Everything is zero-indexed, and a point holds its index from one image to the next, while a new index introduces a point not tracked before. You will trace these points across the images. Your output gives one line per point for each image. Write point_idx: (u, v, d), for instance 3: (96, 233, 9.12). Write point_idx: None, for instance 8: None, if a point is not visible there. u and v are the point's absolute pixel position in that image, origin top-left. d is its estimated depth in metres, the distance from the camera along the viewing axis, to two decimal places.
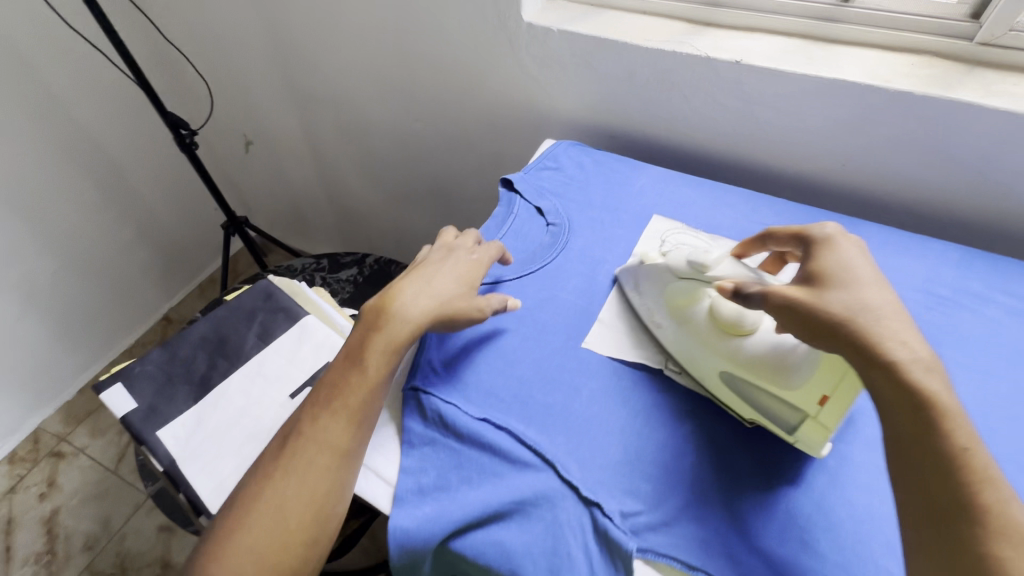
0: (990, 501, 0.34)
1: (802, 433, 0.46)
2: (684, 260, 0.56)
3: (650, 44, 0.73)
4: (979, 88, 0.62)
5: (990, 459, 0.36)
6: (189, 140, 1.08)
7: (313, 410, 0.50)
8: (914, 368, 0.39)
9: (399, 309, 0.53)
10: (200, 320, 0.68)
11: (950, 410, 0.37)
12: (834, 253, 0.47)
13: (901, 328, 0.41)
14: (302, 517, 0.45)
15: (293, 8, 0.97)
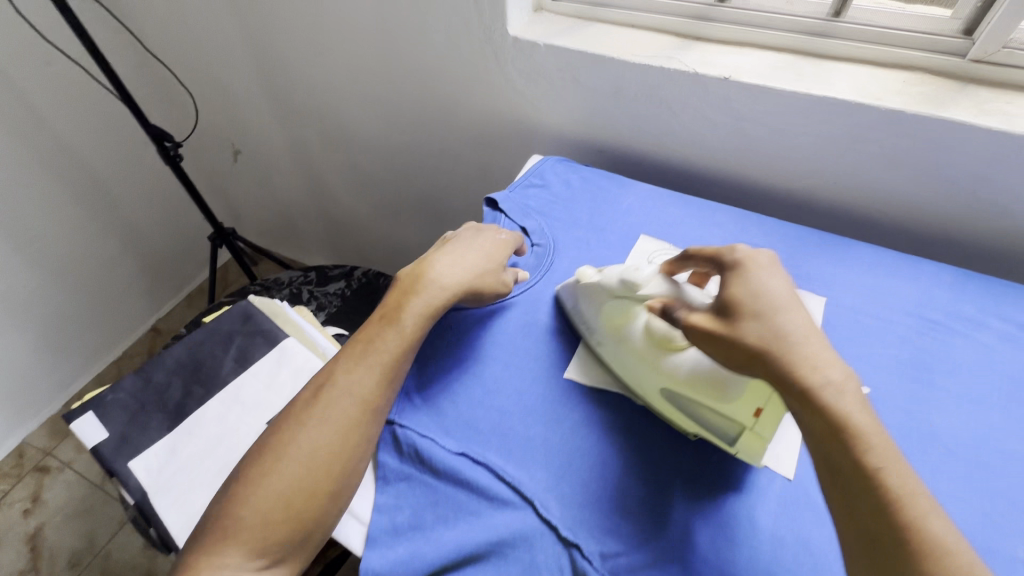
0: (913, 520, 0.35)
1: (742, 443, 0.46)
2: (615, 277, 0.55)
3: (637, 59, 0.71)
4: (971, 106, 0.61)
5: (909, 473, 0.37)
6: (173, 152, 1.06)
7: (345, 365, 0.51)
8: (827, 393, 0.40)
9: (435, 277, 0.56)
10: (176, 344, 0.66)
11: (865, 429, 0.38)
12: (751, 271, 0.47)
13: (813, 350, 0.42)
14: (331, 467, 0.46)
15: (277, 20, 0.95)
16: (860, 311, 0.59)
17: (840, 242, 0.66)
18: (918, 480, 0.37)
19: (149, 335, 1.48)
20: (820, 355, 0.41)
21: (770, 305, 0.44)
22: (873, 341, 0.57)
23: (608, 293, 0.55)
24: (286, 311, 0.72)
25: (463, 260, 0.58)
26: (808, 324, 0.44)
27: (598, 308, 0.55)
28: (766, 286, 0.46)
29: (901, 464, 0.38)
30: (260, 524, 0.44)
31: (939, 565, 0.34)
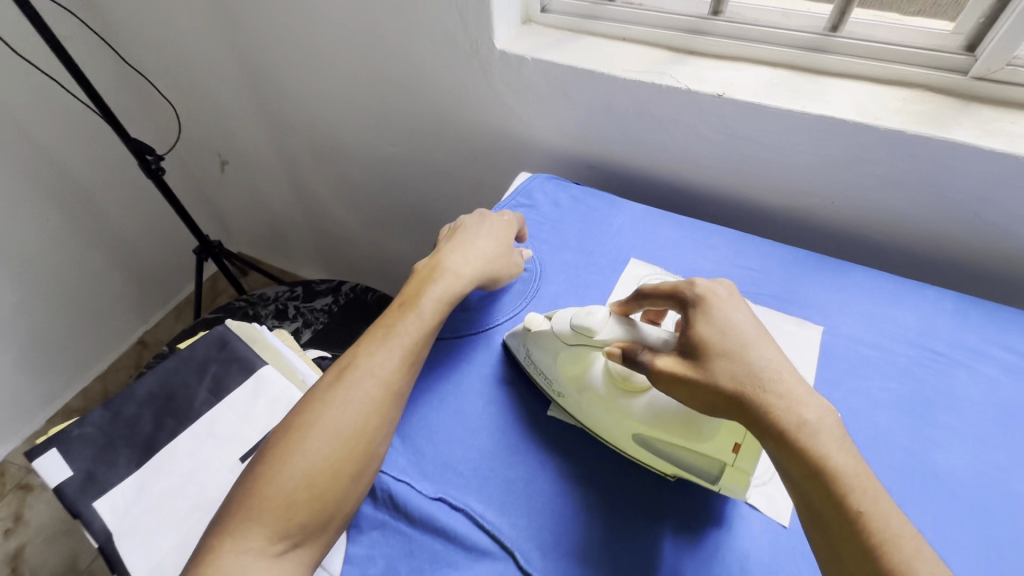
0: (899, 567, 0.33)
1: (726, 482, 0.44)
2: (566, 322, 0.50)
3: (627, 74, 0.69)
4: (974, 127, 0.58)
5: (891, 514, 0.35)
6: (156, 165, 1.03)
7: (367, 346, 0.50)
8: (803, 434, 0.38)
9: (451, 268, 0.57)
10: (147, 374, 0.63)
11: (843, 470, 0.36)
12: (711, 308, 0.44)
13: (787, 386, 0.40)
14: (356, 449, 0.45)
15: (260, 30, 0.92)
16: (858, 341, 0.57)
17: (838, 266, 0.64)
18: (901, 520, 0.35)
19: (136, 348, 1.45)
20: (796, 392, 0.39)
21: (739, 341, 0.42)
22: (871, 374, 0.54)
23: (562, 340, 0.50)
24: (265, 337, 0.70)
25: (476, 250, 0.59)
26: (779, 358, 0.42)
27: (553, 356, 0.51)
28: (731, 321, 0.43)
29: (883, 504, 0.36)
30: (285, 505, 0.42)
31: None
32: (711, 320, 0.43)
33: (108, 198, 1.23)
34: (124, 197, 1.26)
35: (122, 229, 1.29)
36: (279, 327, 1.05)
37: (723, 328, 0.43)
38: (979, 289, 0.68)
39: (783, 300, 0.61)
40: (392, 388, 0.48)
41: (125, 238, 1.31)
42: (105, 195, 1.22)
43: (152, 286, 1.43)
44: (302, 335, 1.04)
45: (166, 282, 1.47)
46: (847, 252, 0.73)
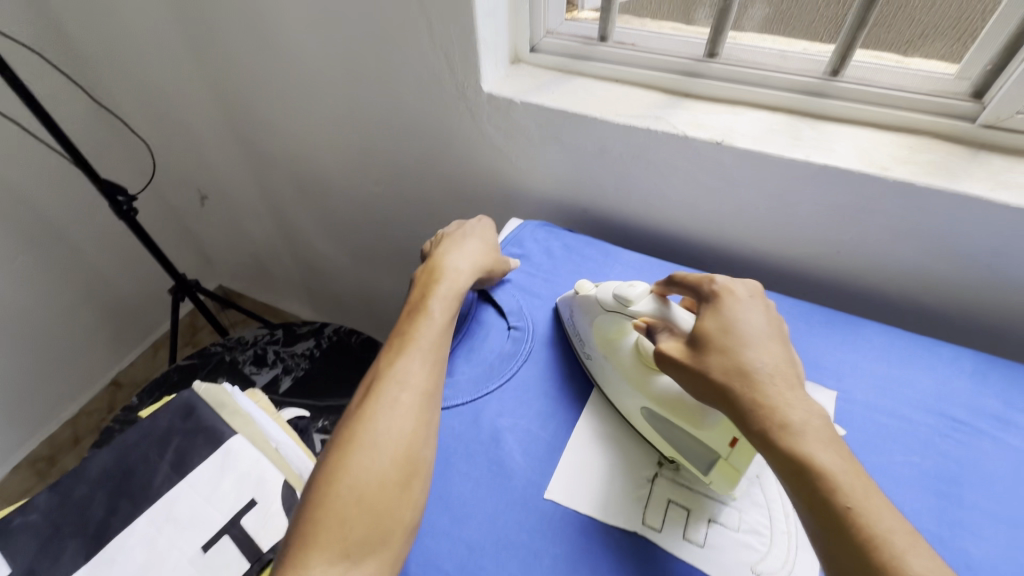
0: (887, 562, 0.32)
1: (716, 473, 0.45)
2: (609, 292, 0.54)
3: (620, 119, 0.65)
4: (986, 178, 0.55)
5: (883, 513, 0.34)
6: (128, 206, 0.98)
7: (388, 358, 0.49)
8: (788, 434, 0.37)
9: (450, 265, 0.58)
10: (102, 450, 0.58)
11: (828, 468, 0.35)
12: (725, 305, 0.45)
13: (776, 387, 0.39)
14: (400, 455, 0.43)
15: (239, 69, 0.89)
16: (873, 408, 0.53)
17: (847, 322, 0.61)
18: (893, 518, 0.34)
19: (109, 389, 1.38)
20: (783, 396, 0.39)
21: (737, 340, 0.42)
22: (890, 447, 0.50)
23: (602, 306, 0.54)
24: (234, 400, 0.63)
25: (468, 248, 0.61)
26: (777, 358, 0.41)
27: (592, 321, 0.55)
28: (739, 319, 0.44)
29: (873, 502, 0.34)
30: (340, 527, 0.39)
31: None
32: (720, 316, 0.44)
33: (80, 238, 1.17)
34: (98, 236, 1.20)
35: (97, 269, 1.23)
36: (257, 374, 1.00)
37: (729, 325, 0.43)
38: (993, 343, 0.65)
39: None
40: (423, 390, 0.47)
41: (99, 279, 1.24)
42: (78, 235, 1.16)
43: (127, 326, 1.37)
44: (282, 382, 0.98)
45: (142, 320, 1.41)
46: (853, 303, 0.70)
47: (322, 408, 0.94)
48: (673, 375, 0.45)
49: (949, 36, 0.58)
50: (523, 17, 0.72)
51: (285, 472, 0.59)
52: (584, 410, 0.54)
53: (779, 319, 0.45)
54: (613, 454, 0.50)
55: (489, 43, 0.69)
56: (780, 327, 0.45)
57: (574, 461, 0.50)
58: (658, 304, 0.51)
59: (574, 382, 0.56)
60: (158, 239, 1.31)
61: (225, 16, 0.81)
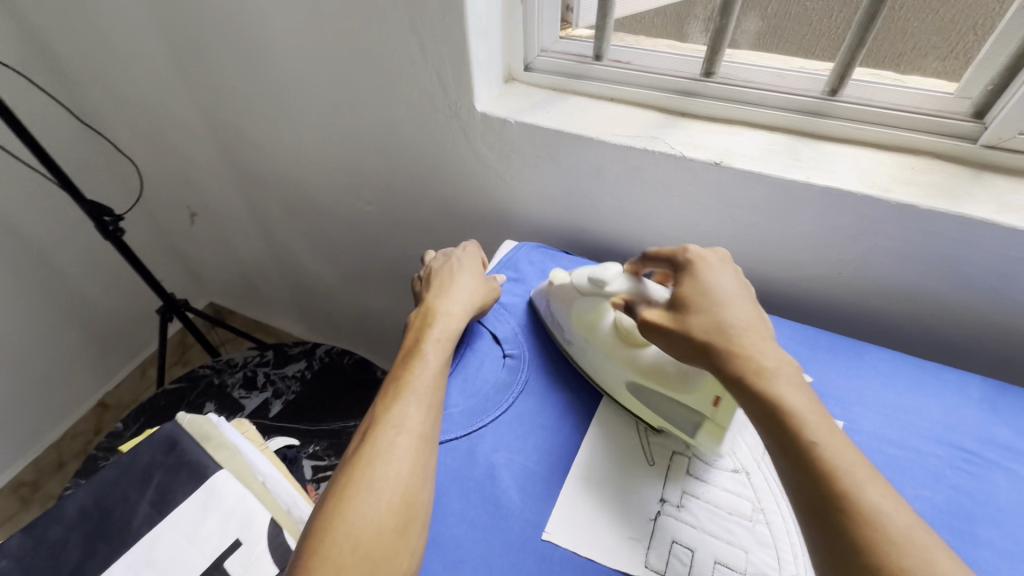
0: (851, 490, 0.33)
1: (703, 432, 0.48)
2: (583, 276, 0.55)
3: (618, 139, 0.64)
4: (991, 201, 0.54)
5: (848, 447, 0.35)
6: (114, 227, 0.96)
7: (383, 400, 0.47)
8: (763, 378, 0.39)
9: (443, 307, 0.56)
10: (79, 488, 0.56)
11: (798, 408, 0.37)
12: (697, 269, 0.47)
13: (749, 337, 0.41)
14: (398, 499, 0.41)
15: (229, 87, 0.87)
16: (881, 439, 0.51)
17: (851, 347, 0.59)
18: (857, 451, 0.35)
19: (95, 411, 1.34)
20: (757, 345, 0.41)
21: (712, 298, 0.44)
22: (899, 480, 0.49)
23: (579, 290, 0.55)
24: (221, 431, 0.60)
25: (459, 287, 0.59)
26: (749, 313, 0.43)
27: (569, 306, 0.57)
28: (712, 281, 0.45)
29: (837, 437, 0.36)
30: None
31: (880, 531, 0.31)
32: (692, 279, 0.46)
33: (66, 259, 1.14)
34: (85, 256, 1.17)
35: (82, 289, 1.20)
36: (247, 398, 0.97)
37: (703, 285, 0.45)
38: (999, 367, 0.63)
39: None
40: (419, 432, 0.45)
41: (85, 299, 1.21)
42: (63, 256, 1.13)
43: (115, 346, 1.34)
44: (272, 407, 0.96)
45: (130, 340, 1.38)
46: (856, 325, 0.68)
47: (314, 433, 0.91)
48: (656, 342, 0.47)
49: (941, 48, 0.58)
50: (516, 36, 0.71)
51: (271, 508, 0.57)
52: (584, 443, 0.52)
53: (747, 282, 0.47)
54: (613, 491, 0.48)
55: (482, 63, 0.67)
56: (750, 286, 0.47)
57: (573, 499, 0.48)
58: (631, 280, 0.52)
59: (572, 413, 0.54)
60: (146, 257, 1.28)
61: (213, 34, 0.79)
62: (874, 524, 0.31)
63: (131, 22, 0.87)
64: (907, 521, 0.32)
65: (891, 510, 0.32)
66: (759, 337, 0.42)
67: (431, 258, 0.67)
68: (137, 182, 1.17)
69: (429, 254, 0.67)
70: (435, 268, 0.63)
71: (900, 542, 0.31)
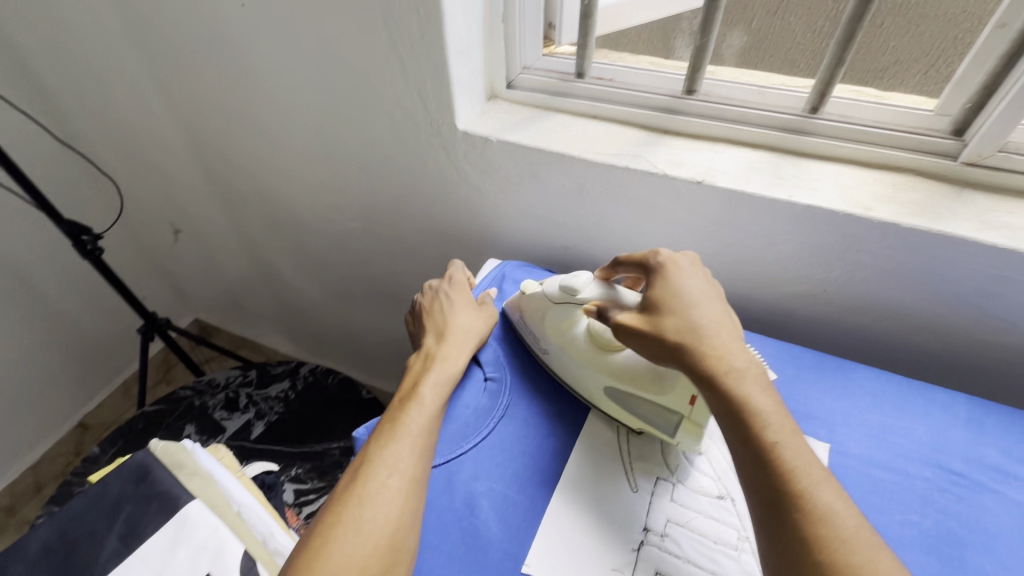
0: (807, 489, 0.36)
1: (683, 432, 0.49)
2: (555, 285, 0.56)
3: (600, 158, 0.64)
4: (972, 219, 0.54)
5: (805, 448, 0.38)
6: (93, 246, 0.94)
7: (375, 438, 0.46)
8: (731, 379, 0.41)
9: (442, 353, 0.54)
10: (45, 522, 0.54)
11: (762, 409, 0.40)
12: (672, 271, 0.49)
13: (720, 340, 0.44)
14: (384, 543, 0.40)
15: (210, 105, 0.86)
16: (868, 462, 0.51)
17: (837, 366, 0.58)
18: (812, 453, 0.38)
19: (75, 432, 1.31)
20: (726, 347, 0.43)
21: (686, 301, 0.46)
22: (888, 505, 0.48)
23: (551, 299, 0.56)
24: (195, 459, 0.59)
25: (460, 332, 0.56)
26: (720, 316, 0.46)
27: (540, 316, 0.57)
28: (686, 283, 0.47)
29: (796, 439, 0.39)
30: None
31: (828, 528, 0.34)
32: (668, 279, 0.48)
33: (46, 278, 1.12)
34: (65, 274, 1.15)
35: (63, 308, 1.18)
36: (228, 420, 0.96)
37: (678, 287, 0.47)
38: (984, 384, 0.63)
39: None
40: (411, 474, 0.43)
41: (66, 318, 1.19)
42: (43, 276, 1.11)
43: (97, 365, 1.31)
44: (253, 429, 0.94)
45: (113, 358, 1.35)
46: (841, 342, 0.68)
47: (296, 455, 0.90)
48: (627, 343, 0.48)
49: (922, 62, 0.59)
50: (497, 54, 0.71)
51: (245, 540, 0.55)
52: (566, 470, 0.50)
53: (717, 285, 0.50)
54: (595, 520, 0.47)
55: (463, 82, 0.67)
56: (721, 291, 0.49)
57: (555, 529, 0.46)
58: (602, 288, 0.53)
59: (555, 439, 0.53)
60: (129, 275, 1.26)
61: (192, 53, 0.78)
62: (826, 522, 0.34)
63: (110, 40, 0.86)
64: (852, 519, 0.35)
65: (840, 509, 0.35)
66: (727, 340, 0.44)
67: (428, 287, 0.63)
68: (117, 200, 1.16)
69: (429, 280, 0.64)
70: (434, 302, 0.60)
71: (848, 539, 0.34)
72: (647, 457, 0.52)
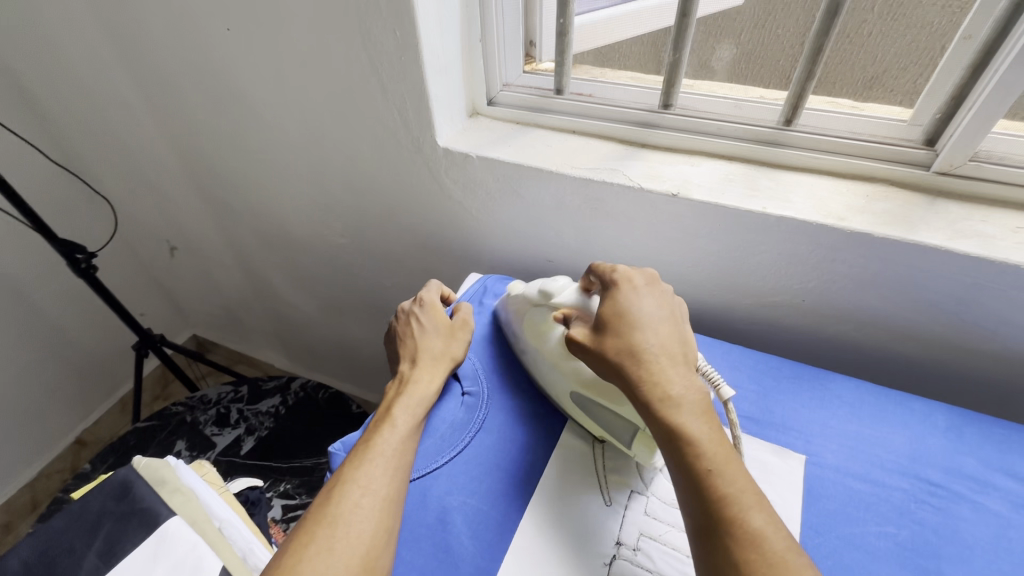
0: (735, 515, 0.37)
1: (639, 444, 0.48)
2: (534, 288, 0.58)
3: (577, 172, 0.65)
4: (945, 228, 0.54)
5: (738, 473, 0.39)
6: (87, 264, 0.95)
7: (350, 459, 0.46)
8: (667, 406, 0.42)
9: (415, 377, 0.54)
10: (24, 540, 0.54)
11: (697, 435, 0.40)
12: (621, 293, 0.49)
13: (660, 364, 0.44)
14: (357, 562, 0.40)
15: (200, 126, 0.88)
16: (844, 473, 0.50)
17: (814, 376, 0.58)
18: (747, 477, 0.38)
19: (73, 449, 1.32)
20: (665, 371, 0.44)
21: (630, 325, 0.47)
22: (863, 516, 0.47)
23: (531, 301, 0.57)
24: (177, 475, 0.59)
25: (431, 355, 0.56)
26: (665, 339, 0.46)
27: (521, 316, 0.59)
28: (632, 306, 0.48)
29: (731, 464, 0.39)
30: None
31: (757, 552, 0.35)
32: (614, 303, 0.48)
33: (44, 296, 1.13)
34: (63, 292, 1.17)
35: (60, 326, 1.19)
36: (219, 436, 0.96)
37: (624, 310, 0.48)
38: (966, 393, 0.63)
39: (759, 424, 0.54)
40: (385, 493, 0.44)
41: (63, 335, 1.20)
42: (41, 294, 1.13)
43: (94, 381, 1.32)
44: (243, 444, 0.95)
45: (110, 374, 1.36)
46: (822, 351, 0.68)
47: (285, 470, 0.90)
48: (583, 359, 0.49)
49: (913, 69, 0.58)
50: (477, 73, 0.72)
51: (224, 556, 0.55)
52: (539, 484, 0.51)
53: (669, 304, 0.50)
54: (568, 533, 0.47)
55: (442, 100, 0.68)
56: (672, 309, 0.49)
57: (530, 544, 0.46)
58: (581, 294, 0.54)
59: (530, 452, 0.53)
60: (127, 292, 1.28)
61: (182, 75, 0.80)
62: (753, 547, 0.35)
63: (102, 65, 0.88)
64: (782, 541, 0.35)
65: (771, 533, 0.36)
66: (671, 363, 0.45)
67: (403, 308, 0.63)
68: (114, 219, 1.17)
69: (406, 300, 0.64)
70: (407, 326, 0.60)
71: (774, 563, 0.34)
72: (621, 468, 0.52)
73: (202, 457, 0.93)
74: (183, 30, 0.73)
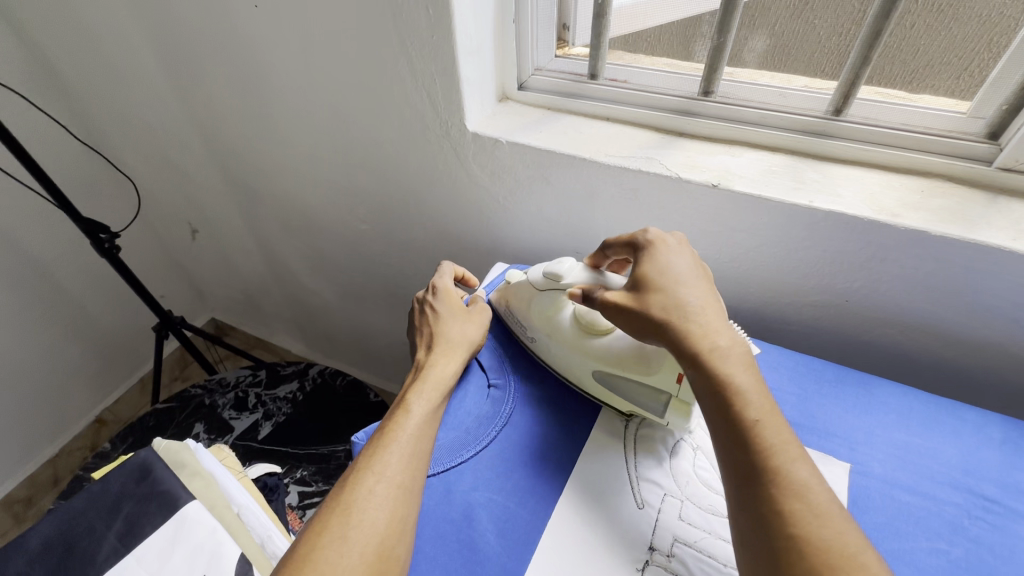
0: (781, 465, 0.35)
1: (672, 412, 0.49)
2: (538, 274, 0.57)
3: (610, 159, 0.62)
4: (1009, 227, 0.50)
5: (783, 426, 0.37)
6: (110, 244, 0.95)
7: (366, 447, 0.44)
8: (713, 358, 0.40)
9: (431, 363, 0.52)
10: (46, 518, 0.53)
11: (744, 387, 0.39)
12: (661, 250, 0.48)
13: (706, 318, 0.43)
14: (372, 552, 0.38)
15: (222, 104, 0.87)
16: (893, 484, 0.48)
17: (858, 380, 0.56)
18: (790, 430, 0.37)
19: (93, 427, 1.33)
20: (711, 325, 0.42)
21: (672, 278, 0.45)
22: (912, 530, 0.45)
23: (535, 287, 0.57)
24: (196, 459, 0.59)
25: (448, 340, 0.54)
26: (705, 294, 0.45)
27: (527, 304, 0.58)
28: (673, 263, 0.46)
29: (775, 417, 0.38)
30: None
31: (803, 502, 0.33)
32: (656, 258, 0.47)
33: (68, 274, 1.14)
34: (86, 270, 1.17)
35: (82, 304, 1.20)
36: (237, 420, 0.96)
37: (665, 266, 0.46)
38: (1016, 402, 0.59)
39: (799, 427, 0.52)
40: (400, 480, 0.42)
41: (85, 314, 1.21)
42: (65, 271, 1.13)
43: (114, 361, 1.33)
44: (261, 429, 0.94)
45: (131, 354, 1.37)
46: (862, 354, 0.65)
47: (304, 457, 0.90)
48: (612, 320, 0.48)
49: (955, 66, 0.55)
50: (508, 54, 0.70)
51: (242, 542, 0.54)
52: (568, 483, 0.48)
53: (705, 265, 0.49)
54: (600, 537, 0.45)
55: (472, 81, 0.66)
56: (706, 271, 0.48)
57: (564, 544, 0.44)
58: (590, 273, 0.54)
59: (559, 449, 0.51)
60: (147, 272, 1.28)
61: (205, 51, 0.79)
62: (800, 497, 0.34)
63: (127, 41, 0.87)
64: (826, 493, 0.34)
65: (815, 484, 0.34)
66: (716, 318, 0.43)
67: (422, 293, 0.61)
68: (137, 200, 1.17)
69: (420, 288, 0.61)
70: (424, 312, 0.58)
71: (821, 513, 0.33)
72: (655, 466, 0.49)
73: (220, 440, 0.92)
74: (211, 6, 0.72)
